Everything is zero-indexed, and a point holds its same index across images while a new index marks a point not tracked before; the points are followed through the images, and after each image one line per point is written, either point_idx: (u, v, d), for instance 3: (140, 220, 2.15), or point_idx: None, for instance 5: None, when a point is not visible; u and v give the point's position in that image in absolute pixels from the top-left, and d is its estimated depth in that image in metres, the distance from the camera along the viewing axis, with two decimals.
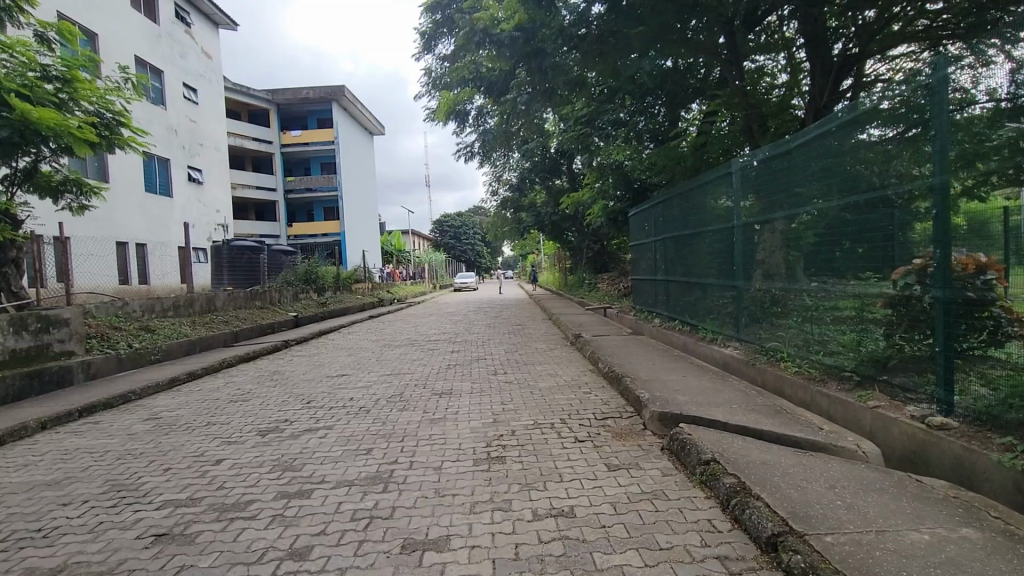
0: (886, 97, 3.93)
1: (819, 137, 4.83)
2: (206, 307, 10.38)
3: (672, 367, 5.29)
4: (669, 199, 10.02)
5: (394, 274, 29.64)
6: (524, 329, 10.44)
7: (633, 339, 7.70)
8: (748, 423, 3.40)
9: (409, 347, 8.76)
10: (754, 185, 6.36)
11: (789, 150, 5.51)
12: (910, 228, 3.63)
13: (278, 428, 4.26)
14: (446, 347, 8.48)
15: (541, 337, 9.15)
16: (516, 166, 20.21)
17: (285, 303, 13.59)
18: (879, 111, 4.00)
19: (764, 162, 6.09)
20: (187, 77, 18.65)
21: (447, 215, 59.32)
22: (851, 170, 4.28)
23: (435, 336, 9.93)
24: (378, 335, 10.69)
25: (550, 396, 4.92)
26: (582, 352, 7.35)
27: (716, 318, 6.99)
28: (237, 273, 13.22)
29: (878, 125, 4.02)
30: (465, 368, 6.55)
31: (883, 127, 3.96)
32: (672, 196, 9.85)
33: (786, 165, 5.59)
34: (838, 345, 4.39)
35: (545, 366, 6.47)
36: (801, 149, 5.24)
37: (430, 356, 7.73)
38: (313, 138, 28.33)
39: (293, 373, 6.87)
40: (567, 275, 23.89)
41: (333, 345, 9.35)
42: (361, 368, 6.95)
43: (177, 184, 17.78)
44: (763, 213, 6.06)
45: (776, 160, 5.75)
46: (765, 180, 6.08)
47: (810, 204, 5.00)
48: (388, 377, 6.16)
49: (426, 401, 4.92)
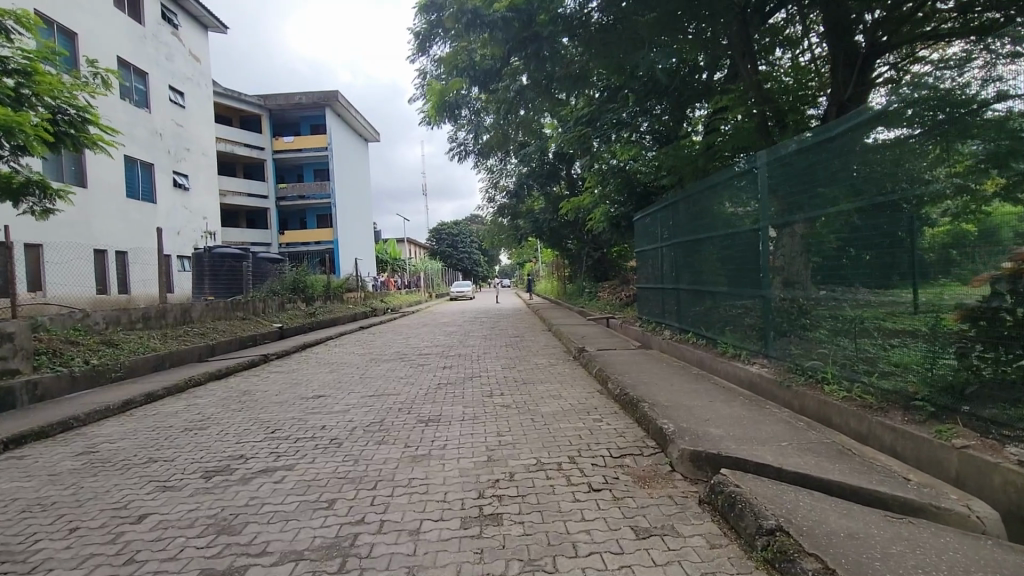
0: (897, 98, 3.79)
1: (847, 132, 4.32)
2: (180, 319, 9.65)
3: (696, 390, 4.58)
4: (677, 202, 9.37)
5: (388, 283, 28.92)
6: (522, 342, 9.71)
7: (644, 354, 6.95)
8: (809, 469, 2.71)
9: (397, 362, 8.04)
10: (767, 185, 5.76)
11: (809, 147, 4.93)
12: (919, 235, 3.57)
13: (228, 469, 3.52)
14: (437, 362, 7.74)
15: (541, 350, 8.41)
16: (513, 172, 19.54)
17: (270, 313, 12.86)
18: (885, 113, 3.92)
19: (780, 160, 5.48)
20: (174, 80, 18.02)
21: (443, 223, 58.67)
22: (862, 173, 4.12)
23: (426, 350, 9.19)
24: (366, 348, 9.96)
25: (555, 425, 4.20)
26: (586, 368, 6.63)
27: (736, 330, 6.30)
28: (218, 283, 12.49)
29: (884, 127, 3.95)
30: (456, 388, 5.82)
31: (895, 130, 3.83)
32: (680, 200, 9.21)
33: (807, 162, 4.99)
34: (895, 367, 3.70)
35: (547, 385, 5.75)
36: (824, 142, 4.67)
37: (419, 372, 7.00)
38: (306, 144, 27.70)
39: (264, 393, 6.12)
40: (565, 283, 23.18)
41: (316, 361, 8.61)
42: (342, 387, 6.22)
43: (162, 189, 17.06)
44: (783, 215, 5.40)
45: (796, 157, 5.15)
46: (777, 180, 5.57)
47: (836, 204, 4.47)
48: (369, 399, 5.43)
49: (408, 432, 4.19)
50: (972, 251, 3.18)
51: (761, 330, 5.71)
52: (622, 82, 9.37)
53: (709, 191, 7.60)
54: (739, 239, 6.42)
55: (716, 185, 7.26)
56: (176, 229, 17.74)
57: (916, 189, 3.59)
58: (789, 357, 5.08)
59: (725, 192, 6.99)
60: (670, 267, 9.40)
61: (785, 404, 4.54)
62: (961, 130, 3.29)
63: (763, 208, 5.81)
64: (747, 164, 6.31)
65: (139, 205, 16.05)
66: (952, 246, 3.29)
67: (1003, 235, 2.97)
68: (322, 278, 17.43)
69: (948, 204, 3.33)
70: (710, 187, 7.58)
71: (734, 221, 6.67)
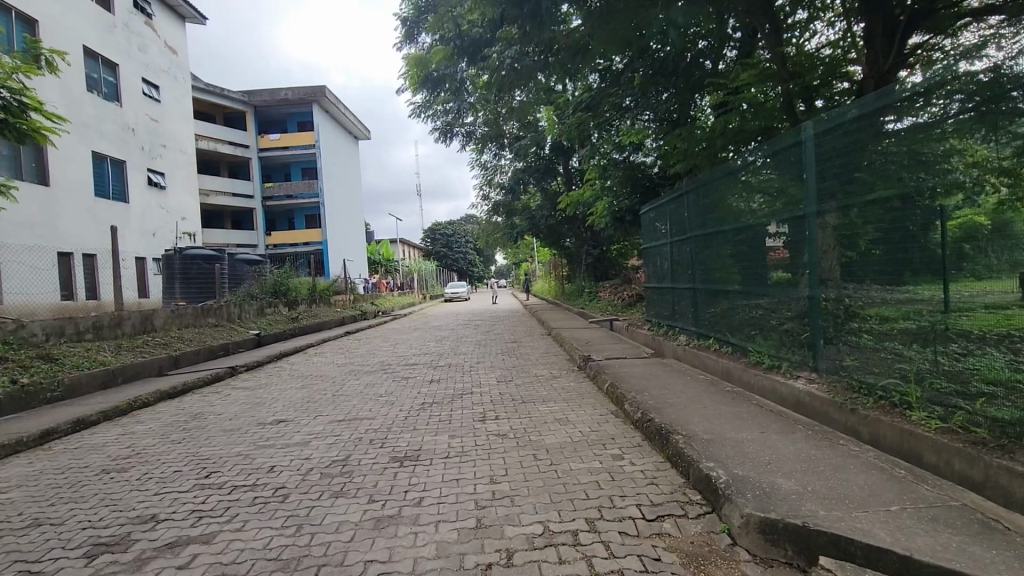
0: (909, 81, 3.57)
1: (868, 115, 3.94)
2: (140, 328, 8.70)
3: (737, 415, 3.66)
4: (685, 194, 8.50)
5: (379, 285, 27.93)
6: (519, 348, 8.80)
7: (661, 364, 6.01)
8: (958, 564, 1.81)
9: (378, 375, 7.10)
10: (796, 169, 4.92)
11: (846, 123, 4.14)
12: (931, 230, 3.46)
13: (126, 544, 2.59)
14: (424, 375, 6.81)
15: (540, 359, 7.49)
16: (508, 167, 18.61)
17: (247, 319, 11.90)
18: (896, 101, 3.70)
19: (814, 139, 4.59)
20: (148, 73, 17.01)
21: (438, 224, 57.67)
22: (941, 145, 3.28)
23: (413, 359, 8.27)
24: (349, 357, 9.04)
25: (562, 467, 3.25)
26: (593, 381, 5.73)
27: (768, 335, 5.37)
28: (191, 287, 11.56)
29: (894, 115, 3.73)
30: (442, 410, 4.89)
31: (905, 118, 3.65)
32: (689, 190, 8.35)
33: (849, 142, 4.15)
34: (1014, 389, 2.81)
35: (551, 405, 4.84)
36: (891, 108, 3.74)
37: (402, 388, 6.08)
38: (293, 141, 26.69)
39: (217, 418, 5.17)
40: (563, 283, 22.31)
41: (288, 374, 7.68)
42: (310, 409, 5.29)
43: (135, 188, 16.04)
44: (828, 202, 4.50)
45: (834, 134, 4.30)
46: (807, 159, 4.68)
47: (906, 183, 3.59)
48: (336, 428, 4.49)
49: (375, 478, 3.25)
50: (985, 246, 3.13)
51: (803, 336, 4.79)
52: (628, 60, 8.46)
53: (722, 180, 6.70)
54: (766, 231, 5.51)
55: (731, 172, 6.36)
56: (151, 230, 16.72)
57: (930, 181, 3.45)
58: (844, 370, 4.15)
59: (739, 180, 6.13)
60: (680, 264, 8.50)
61: (851, 433, 3.61)
62: (990, 122, 3.06)
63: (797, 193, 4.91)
64: (763, 154, 5.51)
65: (110, 204, 15.03)
66: (964, 240, 3.24)
67: (1016, 228, 2.91)
68: (307, 280, 16.46)
69: (963, 195, 3.23)
70: (722, 174, 6.70)
71: (754, 213, 5.77)
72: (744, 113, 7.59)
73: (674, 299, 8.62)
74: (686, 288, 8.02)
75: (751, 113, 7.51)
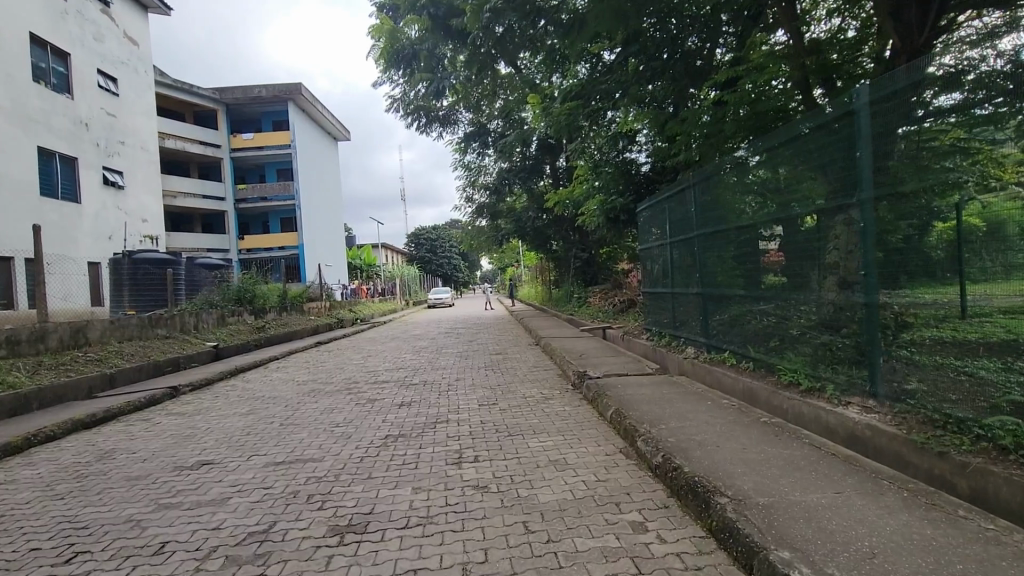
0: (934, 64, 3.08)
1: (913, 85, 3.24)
2: (69, 342, 7.61)
3: (789, 463, 2.78)
4: (685, 189, 7.66)
5: (358, 290, 26.77)
6: (505, 362, 7.87)
7: (670, 381, 5.11)
8: None
9: (341, 397, 6.10)
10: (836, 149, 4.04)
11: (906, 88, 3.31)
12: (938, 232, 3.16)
13: None
14: (393, 396, 5.83)
15: (529, 375, 6.56)
16: (492, 167, 17.73)
17: (205, 329, 10.80)
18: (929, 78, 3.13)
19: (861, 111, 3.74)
20: (104, 64, 15.80)
21: (421, 228, 56.62)
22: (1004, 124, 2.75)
23: (384, 375, 7.29)
24: (313, 373, 8.03)
25: (564, 547, 2.30)
26: (592, 405, 4.82)
27: (800, 348, 4.50)
28: (142, 296, 10.44)
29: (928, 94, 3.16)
30: (408, 447, 3.92)
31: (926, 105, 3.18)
32: (688, 185, 7.51)
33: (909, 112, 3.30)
34: None
35: (541, 440, 3.91)
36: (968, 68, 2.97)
37: (365, 414, 5.09)
38: (267, 141, 25.49)
39: (127, 459, 4.15)
40: (550, 288, 21.47)
41: (239, 395, 6.66)
42: (245, 446, 4.28)
43: (88, 186, 14.78)
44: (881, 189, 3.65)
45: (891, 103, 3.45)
46: (855, 131, 3.77)
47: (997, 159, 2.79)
48: (269, 476, 3.49)
49: (295, 571, 2.27)
50: (979, 247, 2.98)
51: (847, 352, 3.92)
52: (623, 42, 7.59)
53: (730, 170, 5.85)
54: (794, 224, 4.62)
55: (742, 161, 5.52)
56: (108, 233, 15.49)
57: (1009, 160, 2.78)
58: (911, 396, 3.28)
59: (757, 168, 5.26)
60: (682, 266, 7.65)
61: (944, 484, 2.73)
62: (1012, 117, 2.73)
63: (837, 178, 4.03)
64: (792, 132, 4.62)
65: (58, 205, 13.79)
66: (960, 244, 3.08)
67: (1011, 230, 2.80)
68: (277, 286, 15.33)
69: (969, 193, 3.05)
70: (729, 166, 5.86)
71: (775, 204, 4.92)
72: (749, 105, 6.70)
73: (675, 306, 7.75)
74: (690, 293, 7.16)
75: (747, 107, 6.69)
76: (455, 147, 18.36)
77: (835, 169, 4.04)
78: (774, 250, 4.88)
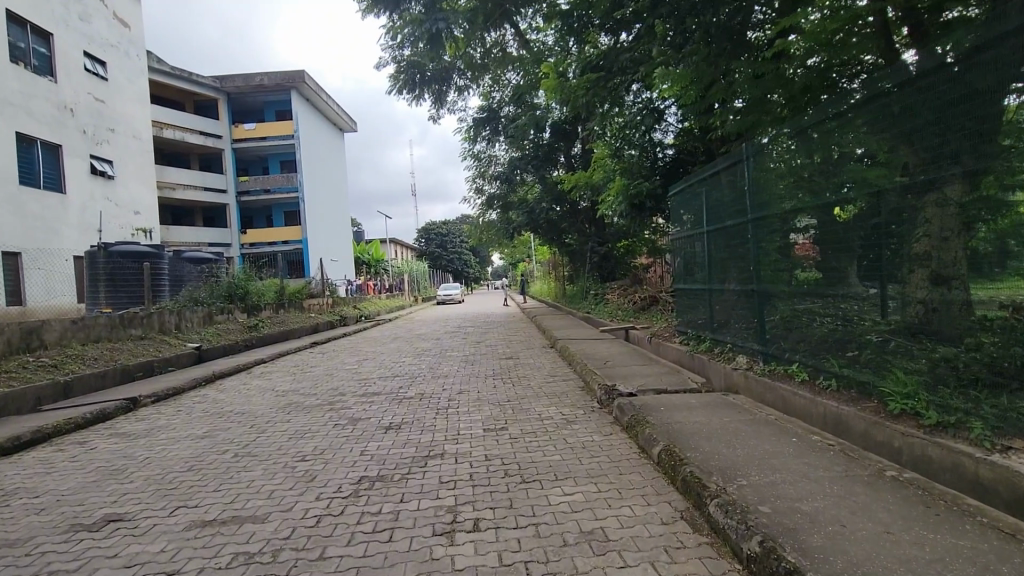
0: None
1: None
2: (21, 345, 6.71)
3: (983, 573, 1.68)
4: (724, 168, 6.53)
5: (365, 287, 25.90)
6: (516, 369, 6.85)
7: (726, 402, 4.00)
8: None
9: (321, 413, 5.10)
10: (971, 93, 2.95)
11: None
12: None
13: None
14: (380, 415, 4.81)
15: (545, 387, 5.52)
16: (502, 155, 16.80)
17: (188, 328, 9.88)
18: None
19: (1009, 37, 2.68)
20: (92, 46, 14.96)
21: (431, 224, 56.03)
22: None
23: (376, 384, 6.30)
24: (297, 381, 7.04)
25: None
26: (628, 434, 3.74)
27: (909, 364, 3.38)
28: (119, 293, 9.49)
29: None
30: (382, 500, 2.87)
31: None
32: (727, 165, 6.40)
33: None
34: None
35: (567, 492, 2.83)
36: None
37: (341, 441, 4.08)
38: (270, 131, 24.60)
39: (20, 509, 3.16)
40: (564, 284, 20.44)
41: (205, 409, 5.69)
42: (173, 492, 3.25)
43: (72, 176, 13.92)
44: None
45: None
46: None
47: None
48: (184, 550, 2.47)
49: None
50: None
51: (985, 373, 2.83)
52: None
53: (792, 138, 4.72)
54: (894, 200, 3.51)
55: (813, 123, 4.37)
56: (96, 225, 14.68)
57: None
58: None
59: (833, 134, 4.13)
60: (720, 259, 6.53)
61: None
62: None
63: (985, 133, 2.90)
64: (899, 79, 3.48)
65: (40, 194, 12.93)
66: None
67: None
68: (273, 282, 14.44)
69: None
70: (790, 134, 4.73)
71: (867, 176, 3.78)
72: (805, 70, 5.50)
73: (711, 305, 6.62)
74: (734, 290, 6.05)
75: (808, 48, 5.12)
76: (463, 135, 17.44)
77: (977, 120, 2.93)
78: (805, 242, 4.52)
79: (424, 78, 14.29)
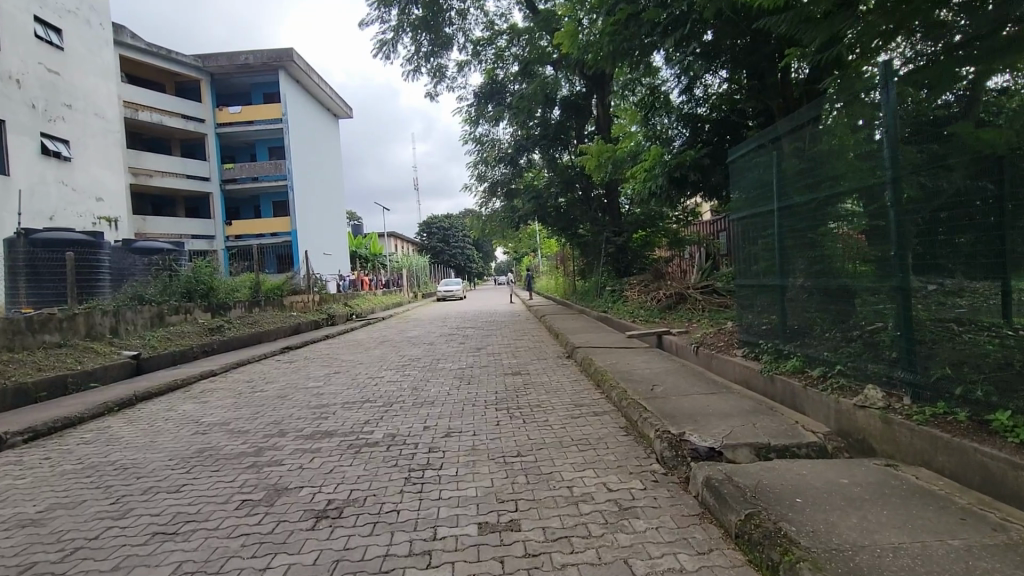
0: None
1: None
2: None
3: None
4: (784, 132, 4.81)
5: (360, 282, 24.11)
6: (524, 392, 5.13)
7: (910, 487, 2.24)
8: None
9: (233, 473, 3.35)
10: None
11: None
12: None
13: None
14: (316, 484, 3.05)
15: (567, 430, 3.79)
16: (505, 134, 14.99)
17: (129, 333, 8.19)
18: None
19: None
20: (45, 11, 13.27)
21: (434, 217, 54.34)
22: None
23: (331, 417, 4.52)
24: (236, 406, 5.31)
25: None
26: (750, 559, 1.97)
27: None
28: (46, 285, 7.75)
29: None
30: None
31: None
32: (793, 128, 4.65)
33: None
34: None
35: None
36: None
37: (229, 552, 2.32)
38: (256, 115, 22.81)
39: None
40: (574, 280, 18.68)
41: (82, 458, 3.94)
42: None
43: (17, 154, 12.20)
44: None
45: None
46: None
47: None
48: None
49: None
50: None
51: None
52: None
53: (956, 48, 3.04)
54: None
55: None
56: (47, 213, 12.98)
57: None
58: None
59: None
60: (794, 245, 4.68)
61: None
62: None
63: None
64: None
65: None
66: None
67: None
68: (246, 278, 12.74)
69: None
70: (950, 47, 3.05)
71: None
72: None
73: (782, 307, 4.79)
74: (819, 293, 4.31)
75: None
76: (464, 114, 15.65)
77: None
78: (919, 222, 3.24)
79: (417, 45, 12.54)
